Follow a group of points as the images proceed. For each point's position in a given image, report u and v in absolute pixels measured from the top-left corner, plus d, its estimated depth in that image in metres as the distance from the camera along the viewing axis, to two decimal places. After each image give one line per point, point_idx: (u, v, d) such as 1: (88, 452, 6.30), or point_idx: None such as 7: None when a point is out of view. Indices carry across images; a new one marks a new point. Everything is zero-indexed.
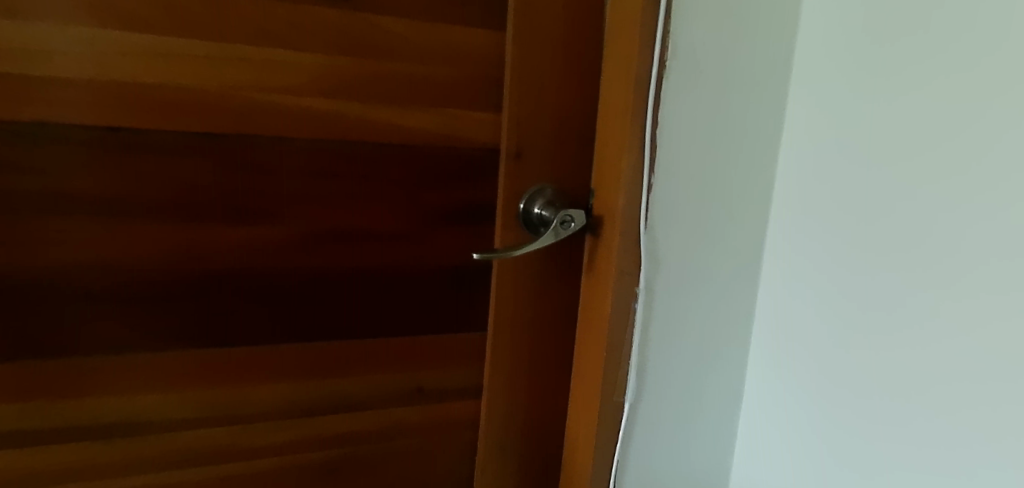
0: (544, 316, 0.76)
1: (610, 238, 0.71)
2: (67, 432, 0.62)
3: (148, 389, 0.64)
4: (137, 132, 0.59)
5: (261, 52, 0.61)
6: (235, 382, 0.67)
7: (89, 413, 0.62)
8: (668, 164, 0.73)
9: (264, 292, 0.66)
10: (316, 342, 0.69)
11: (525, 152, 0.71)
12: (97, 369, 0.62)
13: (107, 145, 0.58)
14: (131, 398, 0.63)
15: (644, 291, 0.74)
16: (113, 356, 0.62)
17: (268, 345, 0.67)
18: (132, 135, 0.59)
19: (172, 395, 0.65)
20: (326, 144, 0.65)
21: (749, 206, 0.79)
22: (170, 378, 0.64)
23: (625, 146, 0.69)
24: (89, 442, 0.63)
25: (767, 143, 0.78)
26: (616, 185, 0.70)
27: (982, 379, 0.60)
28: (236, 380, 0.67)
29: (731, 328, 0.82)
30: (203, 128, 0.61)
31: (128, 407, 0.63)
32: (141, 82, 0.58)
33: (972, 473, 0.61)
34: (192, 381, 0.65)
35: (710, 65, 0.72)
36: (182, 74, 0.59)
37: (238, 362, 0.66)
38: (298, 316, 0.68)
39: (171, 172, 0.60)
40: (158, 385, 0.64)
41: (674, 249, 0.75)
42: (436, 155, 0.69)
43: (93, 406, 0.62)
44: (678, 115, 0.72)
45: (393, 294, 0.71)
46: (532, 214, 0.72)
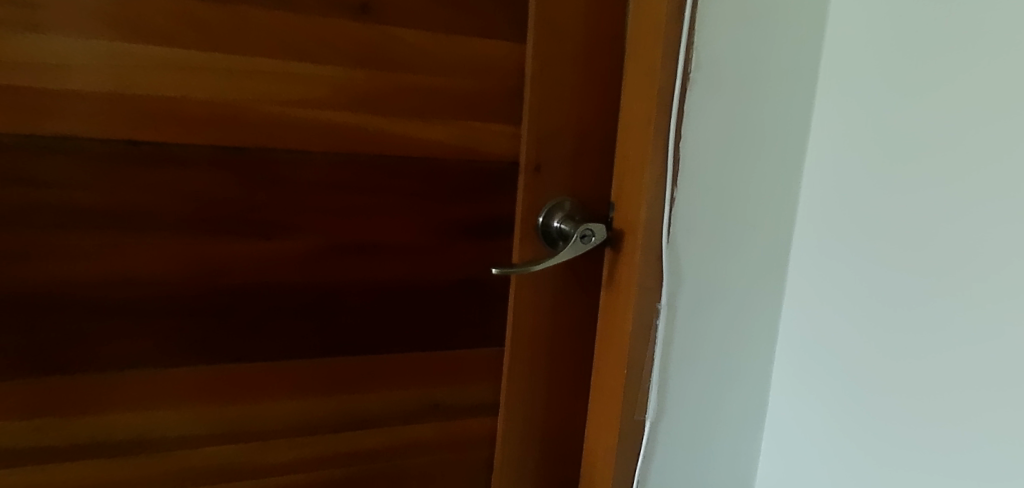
0: (562, 332, 0.74)
1: (632, 253, 0.70)
2: (79, 448, 0.61)
3: (162, 406, 0.63)
4: (154, 146, 0.58)
5: (281, 64, 0.60)
6: (250, 398, 0.66)
7: (101, 428, 0.61)
8: (690, 176, 0.71)
9: (280, 306, 0.65)
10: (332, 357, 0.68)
11: (546, 164, 0.70)
12: (111, 385, 0.61)
13: (123, 158, 0.58)
14: (145, 414, 0.63)
15: (666, 305, 0.72)
16: (128, 371, 0.61)
17: (282, 359, 0.66)
18: (149, 149, 0.58)
19: (186, 411, 0.64)
20: (344, 157, 0.64)
21: (771, 220, 0.77)
22: (185, 394, 0.64)
23: (648, 158, 0.68)
24: (101, 458, 0.62)
25: (791, 156, 0.76)
26: (637, 198, 0.69)
27: (1009, 383, 0.59)
28: (251, 395, 0.66)
29: (754, 344, 0.80)
30: (221, 140, 0.60)
31: (141, 424, 0.63)
32: (158, 95, 0.57)
33: (1001, 480, 0.60)
34: (207, 397, 0.64)
35: (734, 76, 0.71)
36: (201, 87, 0.58)
37: (253, 379, 0.66)
38: (314, 330, 0.67)
39: (187, 185, 0.60)
40: (173, 401, 0.63)
41: (695, 263, 0.74)
42: (455, 167, 0.68)
43: (106, 421, 0.61)
44: (700, 128, 0.71)
45: (410, 309, 0.70)
46: (551, 227, 0.71)
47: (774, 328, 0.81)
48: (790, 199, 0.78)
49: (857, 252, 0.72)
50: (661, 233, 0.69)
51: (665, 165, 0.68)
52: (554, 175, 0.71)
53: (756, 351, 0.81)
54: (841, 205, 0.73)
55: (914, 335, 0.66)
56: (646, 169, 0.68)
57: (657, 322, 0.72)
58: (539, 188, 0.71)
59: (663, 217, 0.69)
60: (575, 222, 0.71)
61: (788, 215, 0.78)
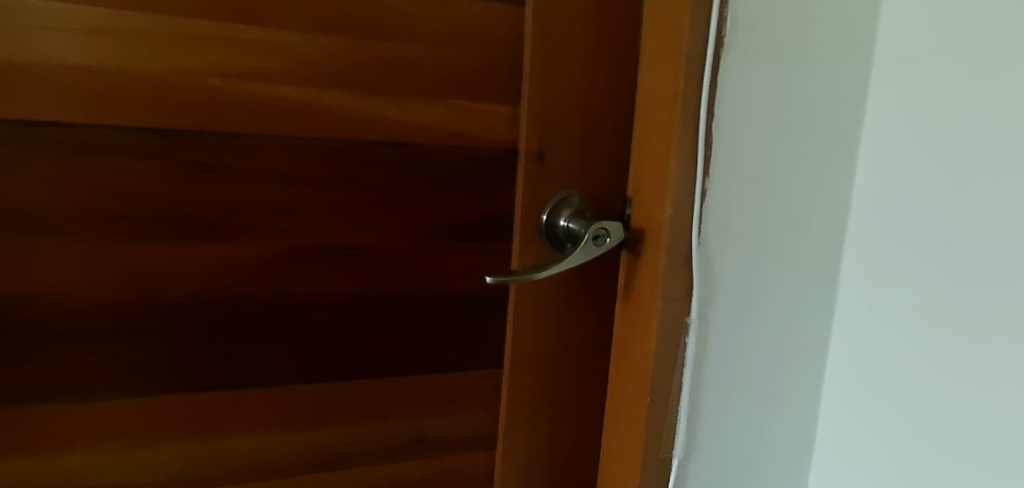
0: (571, 351, 0.63)
1: (655, 258, 0.58)
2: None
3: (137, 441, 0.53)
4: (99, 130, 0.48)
5: (255, 32, 0.50)
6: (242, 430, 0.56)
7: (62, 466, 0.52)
8: (724, 165, 0.58)
9: (235, 324, 0.54)
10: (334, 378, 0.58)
11: (550, 152, 0.59)
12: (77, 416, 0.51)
13: (63, 146, 0.47)
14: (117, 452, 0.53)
15: (698, 321, 0.59)
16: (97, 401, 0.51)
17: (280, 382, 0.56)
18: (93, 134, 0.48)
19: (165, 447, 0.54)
20: (304, 142, 0.53)
21: (819, 221, 0.65)
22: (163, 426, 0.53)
23: (675, 143, 0.56)
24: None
25: (843, 143, 0.64)
26: (661, 190, 0.57)
27: None
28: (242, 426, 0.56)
29: (800, 367, 0.68)
30: (182, 124, 0.50)
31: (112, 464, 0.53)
32: (106, 68, 0.47)
33: None
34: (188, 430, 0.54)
35: (775, 45, 0.59)
36: (159, 58, 0.48)
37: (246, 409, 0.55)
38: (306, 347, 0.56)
39: (138, 178, 0.49)
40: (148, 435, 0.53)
41: (730, 271, 0.61)
42: (441, 156, 0.57)
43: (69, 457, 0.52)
44: (736, 106, 0.58)
45: (391, 326, 0.59)
46: (557, 226, 0.60)
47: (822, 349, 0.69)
48: (840, 193, 0.65)
49: (926, 258, 0.59)
50: (691, 235, 0.57)
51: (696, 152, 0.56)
52: (561, 164, 0.60)
53: (802, 376, 0.68)
54: (905, 199, 0.61)
55: (1004, 356, 0.54)
56: (672, 156, 0.56)
57: (687, 342, 0.59)
58: (543, 181, 0.59)
59: (692, 213, 0.57)
60: (586, 220, 0.59)
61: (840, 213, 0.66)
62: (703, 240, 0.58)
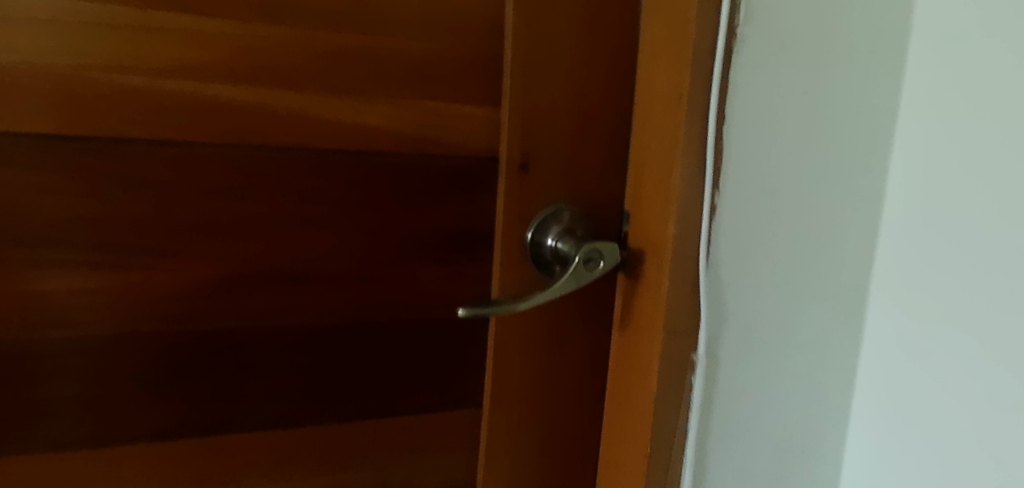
0: (562, 387, 0.55)
1: (656, 286, 0.50)
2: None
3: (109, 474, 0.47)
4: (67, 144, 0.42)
5: (229, 26, 0.44)
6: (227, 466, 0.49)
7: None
8: (739, 179, 0.49)
9: (176, 357, 0.47)
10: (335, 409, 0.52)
11: (535, 161, 0.51)
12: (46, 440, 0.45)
13: (32, 162, 0.41)
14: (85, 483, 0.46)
15: (705, 358, 0.51)
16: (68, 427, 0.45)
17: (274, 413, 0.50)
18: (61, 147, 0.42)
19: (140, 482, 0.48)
20: (243, 150, 0.45)
21: (848, 241, 0.56)
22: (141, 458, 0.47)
23: (678, 153, 0.48)
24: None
25: (874, 151, 0.55)
26: (663, 206, 0.49)
27: None
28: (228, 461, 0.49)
29: (826, 405, 0.59)
30: (158, 134, 0.43)
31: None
32: (19, 66, 0.40)
33: None
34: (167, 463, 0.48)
35: (800, 36, 0.49)
36: (111, 57, 0.42)
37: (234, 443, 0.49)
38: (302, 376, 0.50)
39: (85, 199, 0.43)
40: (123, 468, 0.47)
41: (744, 302, 0.52)
42: (408, 167, 0.49)
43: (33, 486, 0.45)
44: (753, 109, 0.49)
45: (355, 359, 0.51)
46: (544, 246, 0.52)
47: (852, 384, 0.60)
48: (873, 209, 0.56)
49: (975, 290, 0.50)
50: (698, 259, 0.49)
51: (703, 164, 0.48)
52: (547, 176, 0.52)
53: (826, 418, 0.60)
54: (947, 218, 0.52)
55: None
56: (674, 168, 0.48)
57: (692, 381, 0.51)
58: (527, 195, 0.51)
59: (699, 234, 0.49)
60: (577, 239, 0.51)
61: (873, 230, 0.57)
62: (713, 266, 0.50)
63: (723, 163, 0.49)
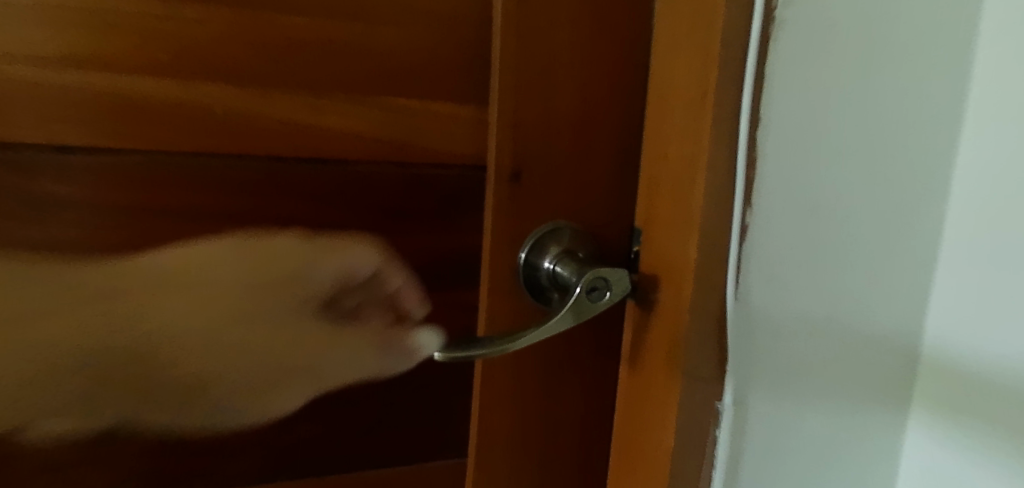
0: (560, 434, 0.47)
1: (673, 323, 0.41)
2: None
3: (49, 403, 0.36)
4: (87, 169, 0.36)
5: (150, 6, 0.35)
6: (206, 395, 0.40)
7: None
8: (776, 193, 0.41)
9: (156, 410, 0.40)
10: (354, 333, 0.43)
11: (528, 173, 0.43)
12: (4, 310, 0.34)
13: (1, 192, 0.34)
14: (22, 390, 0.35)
15: (734, 407, 0.44)
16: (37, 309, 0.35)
17: (280, 335, 0.41)
18: (80, 172, 0.36)
19: (93, 413, 0.37)
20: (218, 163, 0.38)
21: (899, 260, 0.48)
22: (106, 361, 0.37)
23: (699, 166, 0.39)
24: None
25: (931, 156, 0.47)
26: (683, 226, 0.40)
27: None
28: (208, 390, 0.39)
29: (875, 451, 0.51)
30: (60, 140, 0.35)
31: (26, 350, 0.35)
32: None
33: None
34: (127, 372, 0.37)
35: (850, 22, 0.41)
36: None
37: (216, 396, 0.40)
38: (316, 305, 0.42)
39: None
40: (74, 387, 0.36)
41: (780, 337, 0.44)
42: (376, 179, 0.41)
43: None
44: (795, 110, 0.41)
45: (331, 365, 0.42)
46: (540, 270, 0.44)
47: (903, 426, 0.52)
48: (931, 223, 0.49)
49: None
50: (724, 292, 0.41)
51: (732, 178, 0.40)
52: (542, 190, 0.43)
53: (873, 465, 0.52)
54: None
55: None
56: (695, 184, 0.39)
57: (717, 433, 0.44)
58: (520, 211, 0.43)
59: (727, 263, 0.41)
60: (581, 263, 0.43)
61: (931, 251, 0.50)
62: (746, 300, 0.42)
63: (760, 178, 0.40)
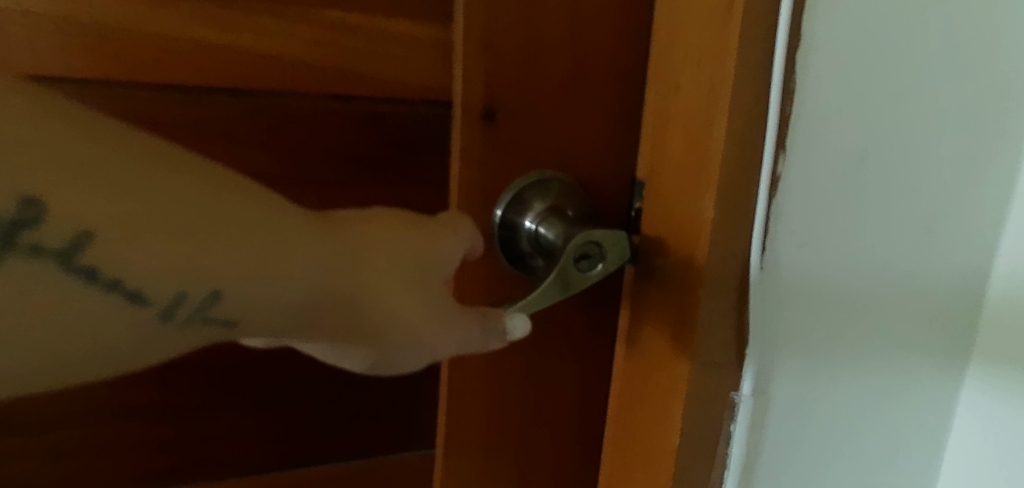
0: (543, 428, 0.40)
1: (682, 300, 0.33)
2: (92, 205, 0.22)
3: (265, 294, 0.26)
4: (111, 95, 0.33)
5: None
6: (377, 333, 0.30)
7: (171, 300, 0.24)
8: (814, 134, 0.33)
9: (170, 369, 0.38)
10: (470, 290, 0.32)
11: (505, 116, 0.34)
12: (170, 198, 0.23)
13: None
14: (221, 273, 0.25)
15: (754, 398, 0.36)
16: (242, 225, 0.25)
17: (417, 278, 0.30)
18: (96, 98, 0.33)
19: (191, 321, 0.25)
20: (217, 98, 0.35)
21: (961, 220, 0.40)
22: (319, 281, 0.28)
23: (721, 105, 0.31)
24: (112, 278, 0.23)
25: (1009, 91, 0.38)
26: (695, 177, 0.32)
27: None
28: (380, 320, 0.29)
29: (917, 443, 0.44)
30: None
31: (223, 241, 0.25)
32: None
33: None
34: (324, 307, 0.28)
35: None
36: None
37: (386, 318, 0.29)
38: (430, 267, 0.31)
39: None
40: (309, 285, 0.27)
41: (812, 312, 0.36)
42: (325, 115, 0.36)
43: (175, 240, 0.24)
44: (844, 28, 0.32)
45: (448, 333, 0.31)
46: (520, 232, 0.36)
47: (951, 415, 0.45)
48: (1005, 175, 0.40)
49: None
50: (746, 261, 0.33)
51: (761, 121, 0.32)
52: (522, 136, 0.35)
53: (913, 459, 0.44)
54: None
55: None
56: (715, 130, 0.31)
57: (731, 429, 0.36)
58: (495, 162, 0.35)
59: (754, 224, 0.33)
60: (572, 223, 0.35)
61: (1002, 208, 0.41)
62: (774, 272, 0.34)
63: (799, 122, 0.32)
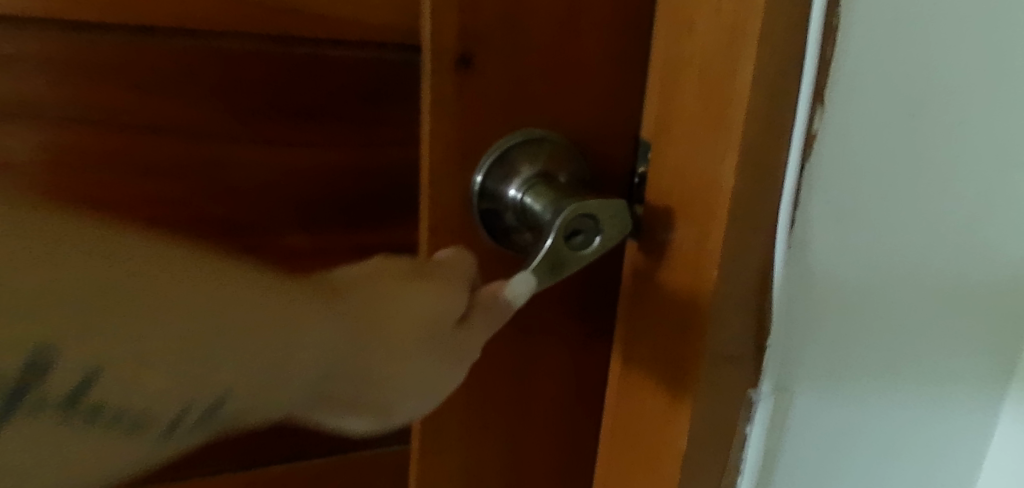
0: (535, 422, 0.35)
1: (693, 284, 0.28)
2: (91, 336, 0.20)
3: (272, 390, 0.24)
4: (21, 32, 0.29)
5: None
6: (385, 406, 0.28)
7: (179, 414, 0.23)
8: (854, 85, 0.27)
9: None
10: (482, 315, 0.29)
11: (485, 61, 0.29)
12: (175, 315, 0.21)
13: None
14: (229, 370, 0.23)
15: (775, 396, 0.31)
16: (247, 326, 0.23)
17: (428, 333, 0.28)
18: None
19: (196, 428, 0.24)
20: (166, 40, 0.30)
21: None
22: (329, 363, 0.25)
23: (750, 45, 0.25)
24: (117, 410, 0.22)
25: None
26: (710, 135, 0.27)
27: None
28: (388, 394, 0.28)
29: (956, 440, 0.39)
30: None
31: (237, 338, 0.23)
32: None
33: None
34: (332, 382, 0.26)
35: None
36: None
37: (390, 385, 0.28)
38: (439, 321, 0.28)
39: None
40: (313, 370, 0.25)
41: (844, 297, 0.31)
42: (270, 62, 0.31)
43: (175, 355, 0.22)
44: None
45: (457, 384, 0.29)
46: (503, 202, 0.30)
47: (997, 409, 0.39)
48: None
49: None
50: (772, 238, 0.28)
51: (796, 65, 0.26)
52: (506, 85, 0.29)
53: (949, 456, 0.40)
54: None
55: None
56: (740, 76, 0.25)
57: (747, 430, 0.32)
58: (473, 116, 0.29)
59: (782, 203, 0.28)
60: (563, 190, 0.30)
61: None
62: (802, 255, 0.29)
63: (840, 84, 0.27)
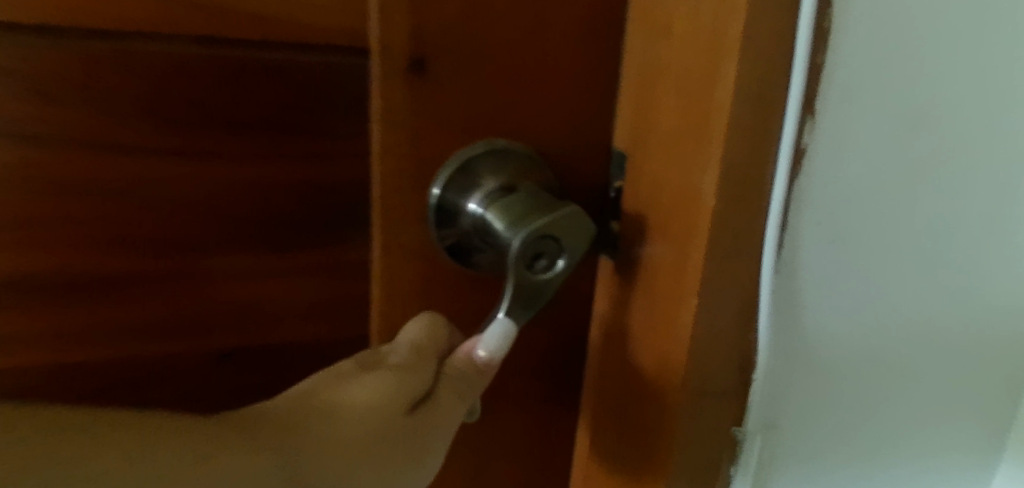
0: (503, 436, 0.33)
1: (670, 313, 0.26)
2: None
3: None
4: None
5: None
6: None
7: None
8: (850, 97, 0.25)
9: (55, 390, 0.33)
10: (447, 395, 0.29)
11: (443, 66, 0.26)
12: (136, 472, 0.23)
13: None
14: None
15: (759, 434, 0.29)
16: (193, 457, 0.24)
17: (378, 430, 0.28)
18: None
19: None
20: (89, 45, 0.27)
21: None
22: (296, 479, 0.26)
23: (729, 48, 0.23)
24: None
25: None
26: (691, 148, 0.25)
27: None
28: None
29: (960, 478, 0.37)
30: None
31: None
32: None
33: None
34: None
35: None
36: None
37: None
38: (394, 409, 0.28)
39: None
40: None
41: (838, 330, 0.29)
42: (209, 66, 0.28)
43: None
44: None
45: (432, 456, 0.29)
46: (462, 219, 0.28)
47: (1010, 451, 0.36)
48: None
49: None
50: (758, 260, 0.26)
51: (784, 73, 0.23)
52: (466, 92, 0.27)
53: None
54: None
55: None
56: (721, 82, 0.23)
57: (731, 470, 0.30)
58: (429, 124, 0.27)
59: (768, 223, 0.25)
60: (523, 201, 0.27)
61: None
62: (790, 284, 0.27)
63: (830, 101, 0.25)
